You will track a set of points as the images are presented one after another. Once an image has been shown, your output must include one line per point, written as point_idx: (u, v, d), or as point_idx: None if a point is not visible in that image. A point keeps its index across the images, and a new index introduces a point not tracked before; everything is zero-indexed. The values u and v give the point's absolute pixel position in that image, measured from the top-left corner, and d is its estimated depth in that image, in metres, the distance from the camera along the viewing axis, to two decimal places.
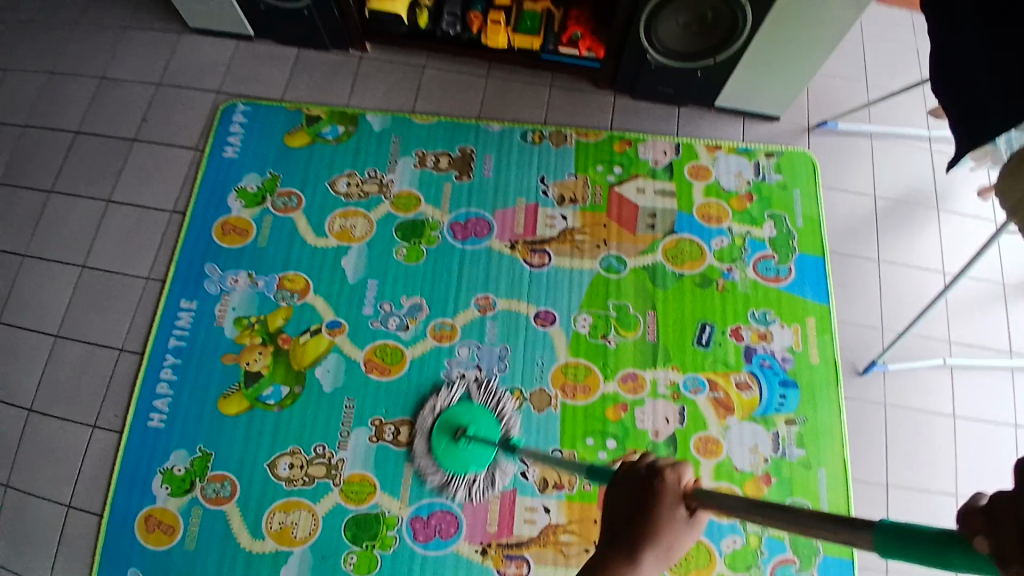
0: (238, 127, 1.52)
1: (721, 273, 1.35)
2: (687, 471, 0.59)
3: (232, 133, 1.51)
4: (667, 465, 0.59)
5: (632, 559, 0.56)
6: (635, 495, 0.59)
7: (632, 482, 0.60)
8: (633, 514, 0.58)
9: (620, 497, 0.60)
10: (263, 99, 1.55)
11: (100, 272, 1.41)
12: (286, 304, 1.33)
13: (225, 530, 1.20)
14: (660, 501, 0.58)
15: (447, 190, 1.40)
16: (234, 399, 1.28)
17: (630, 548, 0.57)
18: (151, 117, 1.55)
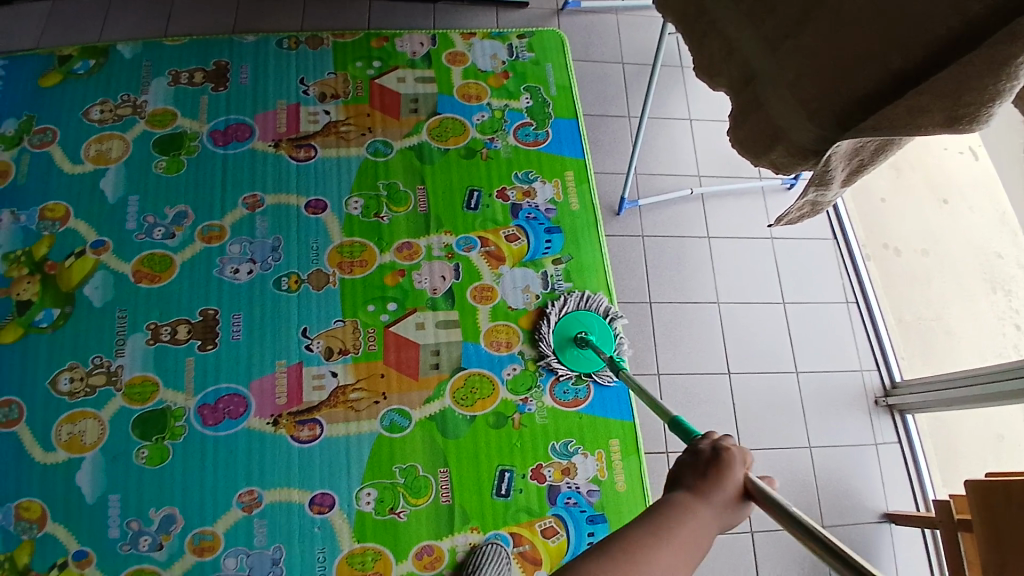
0: None
1: (484, 144, 1.43)
2: (749, 453, 0.56)
3: None
4: (728, 444, 0.56)
5: (701, 499, 0.53)
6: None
7: (696, 458, 0.56)
8: (702, 471, 0.54)
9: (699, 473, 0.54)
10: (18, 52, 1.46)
11: None
12: (49, 233, 1.30)
13: (18, 451, 1.16)
14: (725, 472, 0.54)
15: (204, 102, 1.41)
16: (9, 329, 1.23)
17: (700, 490, 0.53)
18: None
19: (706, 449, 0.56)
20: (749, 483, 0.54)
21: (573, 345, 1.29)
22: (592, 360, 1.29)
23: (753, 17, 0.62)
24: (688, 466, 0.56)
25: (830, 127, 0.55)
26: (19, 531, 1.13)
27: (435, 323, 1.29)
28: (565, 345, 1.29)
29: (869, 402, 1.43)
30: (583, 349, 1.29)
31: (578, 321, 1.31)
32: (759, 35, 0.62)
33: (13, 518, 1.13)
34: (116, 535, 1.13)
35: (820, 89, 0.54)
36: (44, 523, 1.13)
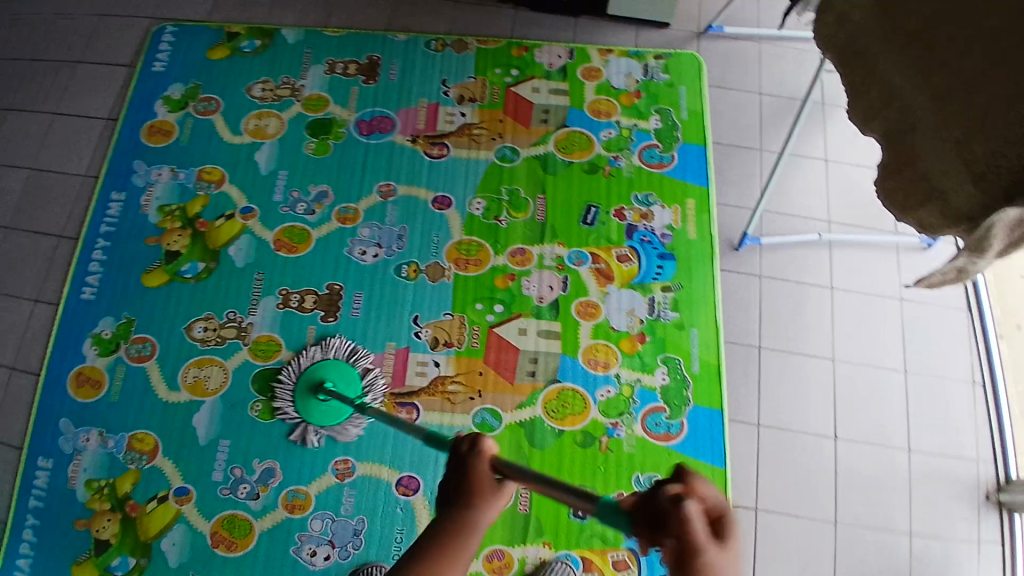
0: (167, 45, 1.61)
1: (608, 161, 1.45)
2: (487, 441, 0.66)
3: (161, 51, 1.60)
4: (470, 437, 0.67)
5: (469, 509, 0.64)
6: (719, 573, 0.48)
7: (456, 456, 0.67)
8: (459, 478, 0.65)
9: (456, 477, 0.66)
10: (191, 21, 1.64)
11: (41, 176, 1.55)
12: (204, 194, 1.45)
13: (142, 385, 1.32)
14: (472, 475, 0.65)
15: (354, 93, 1.52)
16: (156, 273, 1.40)
17: (464, 501, 0.64)
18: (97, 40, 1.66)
19: (462, 448, 0.66)
20: (495, 465, 0.65)
21: (315, 399, 1.28)
22: (335, 410, 1.27)
23: (930, 86, 0.71)
24: (454, 471, 0.66)
25: (994, 194, 0.64)
26: (126, 459, 1.28)
27: (537, 331, 1.33)
28: (305, 400, 1.28)
29: (980, 496, 1.32)
30: (332, 402, 1.27)
31: (326, 370, 1.29)
32: (932, 99, 0.71)
33: (124, 448, 1.28)
34: (218, 480, 1.25)
35: (993, 157, 0.63)
36: (152, 457, 1.27)
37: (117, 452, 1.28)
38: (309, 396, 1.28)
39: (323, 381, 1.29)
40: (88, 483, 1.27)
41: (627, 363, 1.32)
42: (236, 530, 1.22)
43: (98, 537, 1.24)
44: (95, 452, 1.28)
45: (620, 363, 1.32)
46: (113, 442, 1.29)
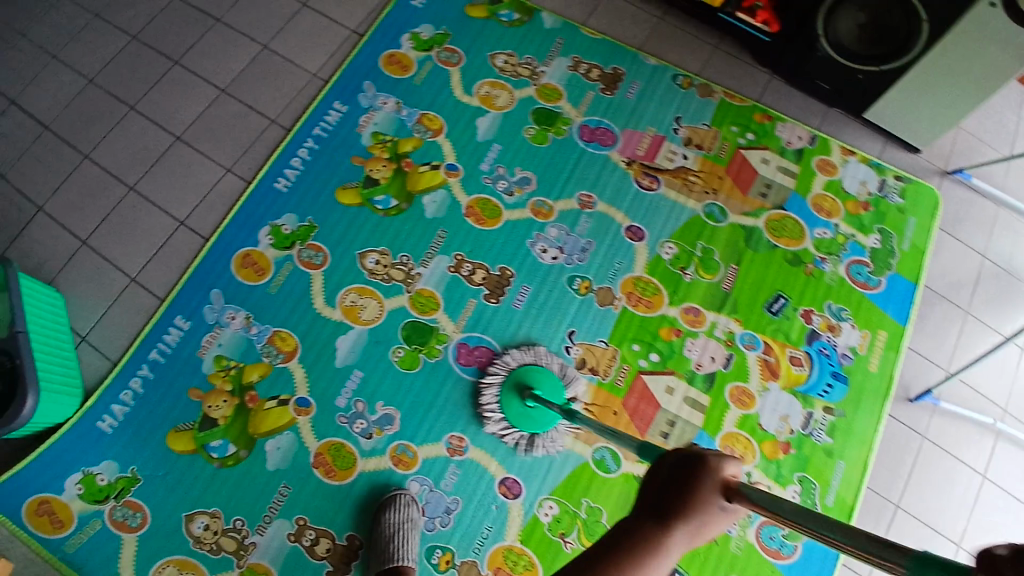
0: None
1: (813, 259, 1.41)
2: (731, 463, 0.59)
3: None
4: (713, 452, 0.59)
5: (666, 529, 0.55)
6: (684, 473, 0.58)
7: (669, 463, 0.59)
8: (669, 494, 0.57)
9: (656, 482, 0.59)
10: None
11: (275, 57, 1.58)
12: (418, 137, 1.48)
13: (302, 290, 1.35)
14: (694, 484, 0.57)
15: (588, 97, 1.52)
16: (351, 193, 1.43)
17: (666, 519, 0.55)
18: None
19: (672, 458, 0.59)
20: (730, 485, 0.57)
21: (519, 403, 1.24)
22: (541, 417, 1.24)
23: None
24: (654, 481, 0.59)
25: None
26: (263, 352, 1.30)
27: (684, 396, 1.30)
28: (481, 378, 1.27)
29: None
30: (537, 409, 1.24)
31: (541, 379, 1.26)
32: None
33: (264, 340, 1.31)
34: (341, 406, 1.28)
35: None
36: (288, 358, 1.30)
37: (256, 342, 1.31)
38: (515, 395, 1.26)
39: (529, 386, 1.25)
40: (219, 359, 1.30)
41: (763, 465, 1.27)
42: (340, 460, 1.24)
43: (210, 412, 1.27)
44: (236, 334, 1.31)
45: (754, 462, 1.27)
46: (256, 331, 1.31)
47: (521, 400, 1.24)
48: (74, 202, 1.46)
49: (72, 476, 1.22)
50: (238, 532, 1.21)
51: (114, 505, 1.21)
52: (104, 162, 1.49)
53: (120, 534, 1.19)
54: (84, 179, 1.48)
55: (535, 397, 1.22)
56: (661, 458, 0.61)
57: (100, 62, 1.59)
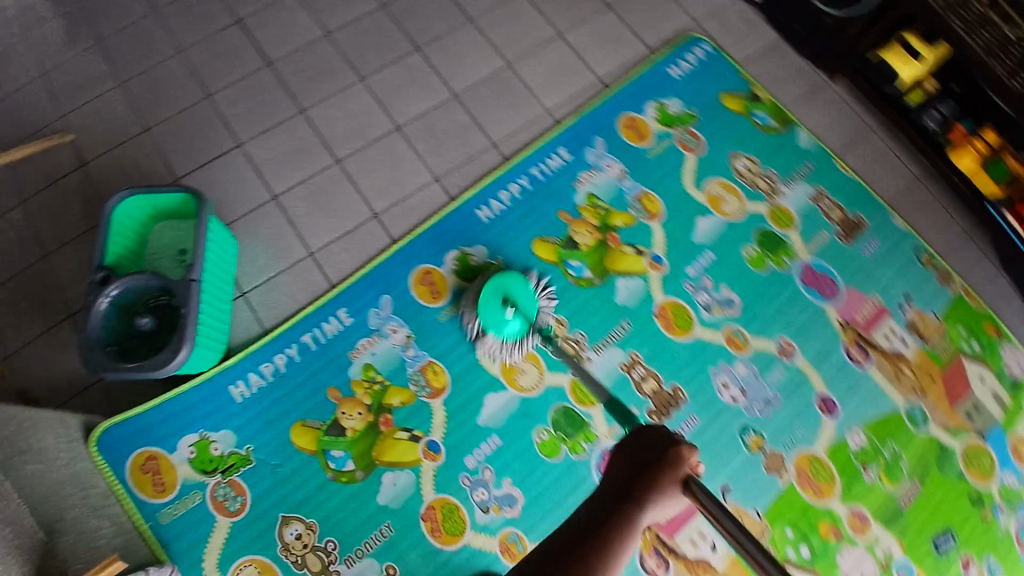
0: (694, 60, 1.52)
1: (993, 505, 1.25)
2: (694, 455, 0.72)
3: (685, 61, 1.52)
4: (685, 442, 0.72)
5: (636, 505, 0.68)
6: (658, 453, 0.71)
7: (648, 441, 0.72)
8: (643, 470, 0.70)
9: (635, 451, 0.72)
10: (727, 54, 1.55)
11: (518, 79, 1.49)
12: (633, 214, 1.37)
13: (468, 331, 1.28)
14: (666, 467, 0.70)
15: (821, 237, 1.39)
16: (547, 247, 1.34)
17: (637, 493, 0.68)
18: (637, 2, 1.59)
19: (656, 437, 0.72)
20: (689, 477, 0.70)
21: (497, 306, 1.24)
22: (514, 329, 1.24)
23: None
24: (630, 446, 0.73)
25: None
26: (411, 378, 1.25)
27: None
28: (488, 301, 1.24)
29: None
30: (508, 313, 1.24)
31: (512, 283, 1.26)
32: None
33: (417, 367, 1.26)
34: (468, 466, 1.20)
35: None
36: (433, 395, 1.24)
37: (408, 364, 1.26)
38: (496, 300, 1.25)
39: (510, 297, 1.25)
40: (366, 368, 1.25)
41: None
42: (451, 523, 1.17)
43: (340, 419, 1.22)
44: (391, 349, 1.27)
45: None
46: (412, 353, 1.26)
47: (500, 308, 1.24)
48: (278, 156, 1.40)
49: (188, 437, 1.17)
50: (327, 555, 1.14)
51: (218, 482, 1.15)
52: (320, 125, 1.42)
53: (216, 515, 1.13)
54: (294, 134, 1.41)
55: (514, 305, 1.24)
56: (631, 433, 0.74)
57: (343, 16, 1.51)
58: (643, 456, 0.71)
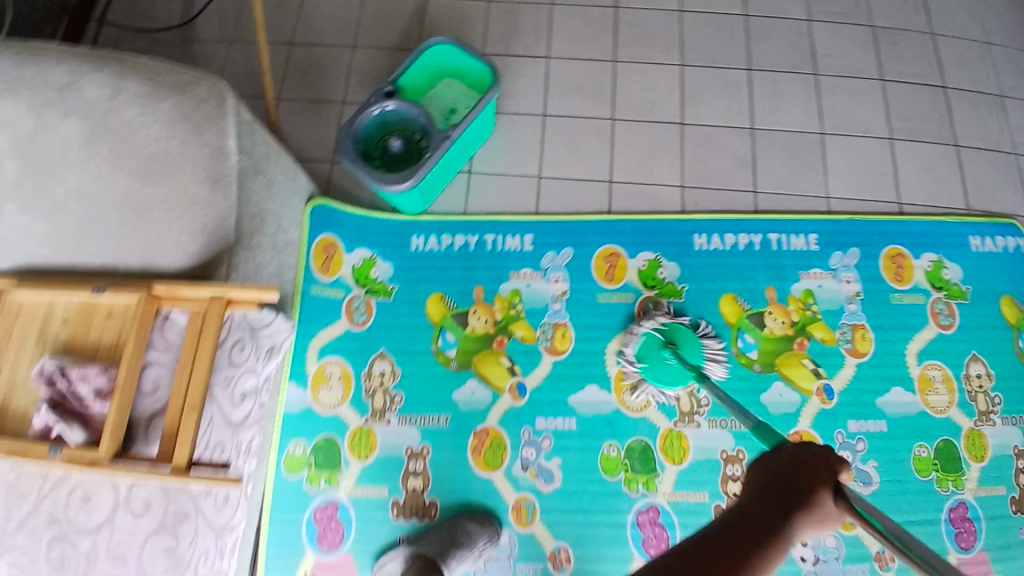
0: (1003, 244, 1.35)
1: None
2: (840, 464, 0.67)
3: (994, 239, 1.35)
4: (816, 447, 0.68)
5: (783, 517, 0.62)
6: (796, 465, 0.66)
7: (803, 458, 0.67)
8: (784, 484, 0.65)
9: (786, 474, 0.66)
10: None
11: (819, 152, 1.40)
12: (835, 336, 1.28)
13: (615, 325, 1.29)
14: (815, 480, 0.64)
15: (999, 489, 1.20)
16: (735, 306, 1.28)
17: (781, 509, 0.63)
18: (985, 161, 1.43)
19: (801, 456, 0.67)
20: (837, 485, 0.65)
21: (659, 348, 1.24)
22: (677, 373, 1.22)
23: None
24: (778, 466, 0.67)
25: None
26: (542, 326, 1.30)
27: None
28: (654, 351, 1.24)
29: None
30: (671, 364, 1.22)
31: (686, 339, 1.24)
32: None
33: (553, 320, 1.30)
34: (535, 424, 1.25)
35: None
36: (550, 352, 1.28)
37: (547, 314, 1.31)
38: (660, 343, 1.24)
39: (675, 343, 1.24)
40: (515, 292, 1.32)
41: None
42: (492, 454, 1.24)
43: (470, 314, 1.32)
44: (544, 293, 1.32)
45: None
46: (557, 308, 1.31)
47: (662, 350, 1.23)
48: (569, 83, 1.45)
49: (363, 249, 1.35)
50: (390, 403, 1.27)
51: (360, 295, 1.33)
52: (620, 80, 1.45)
53: (342, 316, 1.31)
54: (594, 75, 1.45)
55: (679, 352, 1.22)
56: (770, 456, 0.69)
57: (707, 3, 1.51)
58: (783, 476, 0.66)
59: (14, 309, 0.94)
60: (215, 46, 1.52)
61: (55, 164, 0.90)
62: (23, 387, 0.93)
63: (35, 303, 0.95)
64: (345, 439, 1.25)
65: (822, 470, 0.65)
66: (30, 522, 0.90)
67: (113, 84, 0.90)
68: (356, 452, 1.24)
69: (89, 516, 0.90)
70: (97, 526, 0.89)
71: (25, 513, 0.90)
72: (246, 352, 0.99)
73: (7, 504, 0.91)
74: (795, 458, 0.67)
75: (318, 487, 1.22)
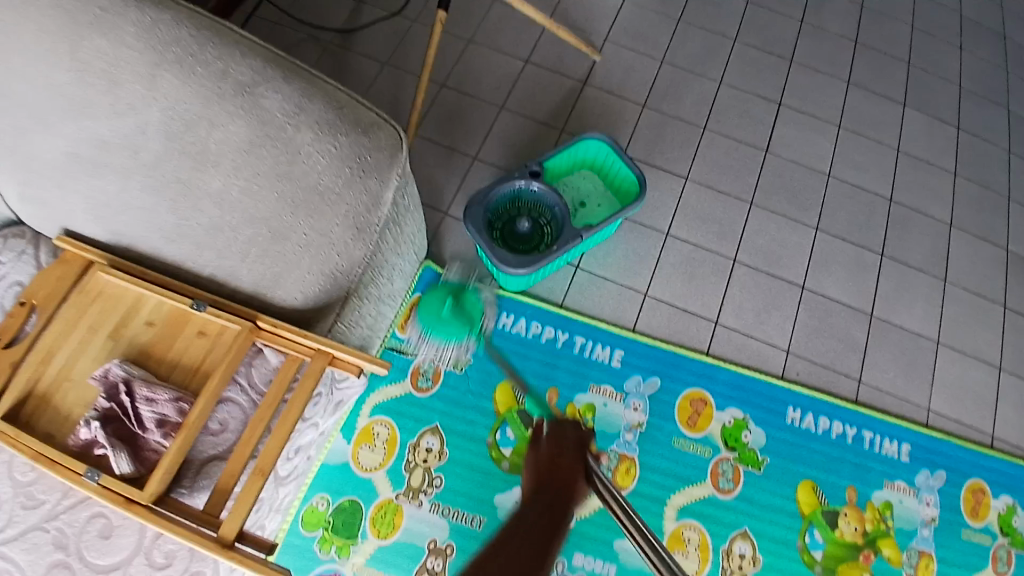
0: None
1: None
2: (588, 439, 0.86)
3: None
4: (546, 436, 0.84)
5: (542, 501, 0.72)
6: (547, 459, 0.80)
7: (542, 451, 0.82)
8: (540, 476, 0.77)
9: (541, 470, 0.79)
10: None
11: (930, 361, 1.35)
12: (902, 559, 1.20)
13: (685, 478, 1.20)
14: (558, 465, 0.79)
15: None
16: (810, 496, 1.21)
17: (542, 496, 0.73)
18: None
19: (541, 454, 0.82)
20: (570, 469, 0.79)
21: (441, 302, 1.21)
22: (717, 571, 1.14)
23: None
24: (537, 461, 0.81)
25: None
26: (608, 452, 1.21)
27: None
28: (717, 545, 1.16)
29: None
30: (451, 319, 1.20)
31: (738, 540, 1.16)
32: None
33: (621, 451, 1.22)
34: (572, 558, 1.14)
35: None
36: (609, 486, 1.19)
37: (617, 442, 1.22)
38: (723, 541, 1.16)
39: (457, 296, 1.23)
40: (588, 407, 1.24)
41: None
42: None
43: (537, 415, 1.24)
44: (619, 418, 1.24)
45: None
46: (628, 439, 1.23)
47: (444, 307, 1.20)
48: (701, 211, 1.42)
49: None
50: (427, 484, 1.19)
51: (431, 359, 1.27)
52: (751, 225, 1.41)
53: (407, 378, 1.25)
54: (728, 211, 1.42)
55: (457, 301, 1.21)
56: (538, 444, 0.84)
57: (855, 175, 1.50)
58: (547, 469, 0.79)
59: (96, 290, 0.89)
60: (366, 61, 1.51)
61: (206, 164, 0.83)
62: (77, 381, 0.84)
63: (123, 291, 0.89)
64: (369, 509, 1.17)
65: (573, 447, 0.82)
66: (32, 536, 0.77)
67: (297, 101, 0.84)
68: (376, 528, 1.16)
69: (103, 555, 0.78)
70: (108, 568, 0.77)
71: (31, 525, 0.78)
72: (318, 407, 0.97)
73: (18, 508, 0.79)
74: (549, 452, 0.81)
75: (327, 553, 1.13)
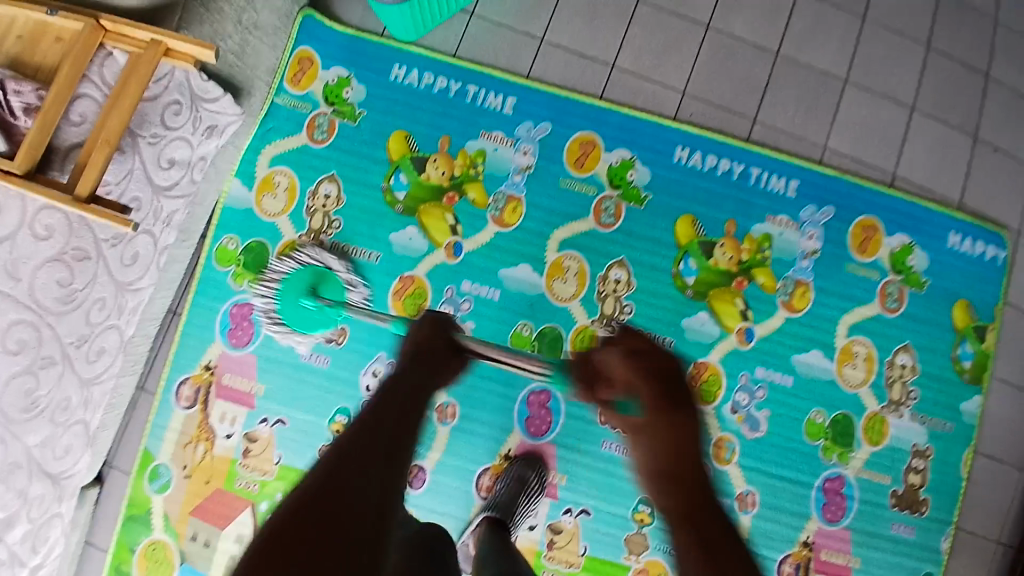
0: (980, 252, 1.30)
1: None
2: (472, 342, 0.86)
3: (972, 243, 1.30)
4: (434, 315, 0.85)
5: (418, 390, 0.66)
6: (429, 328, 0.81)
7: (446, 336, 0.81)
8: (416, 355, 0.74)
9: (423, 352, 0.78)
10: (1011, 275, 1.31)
11: (835, 100, 1.32)
12: (777, 285, 1.26)
13: (569, 213, 1.26)
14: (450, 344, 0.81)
15: (879, 473, 1.26)
16: (691, 229, 1.26)
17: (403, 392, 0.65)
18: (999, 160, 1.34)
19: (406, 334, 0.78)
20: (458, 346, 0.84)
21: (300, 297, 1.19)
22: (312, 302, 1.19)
23: None
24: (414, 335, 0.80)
25: None
26: (496, 194, 1.27)
27: None
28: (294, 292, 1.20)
29: None
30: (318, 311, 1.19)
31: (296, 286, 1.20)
32: None
33: (507, 192, 1.27)
34: (460, 285, 1.26)
35: None
36: (495, 222, 1.26)
37: (505, 184, 1.27)
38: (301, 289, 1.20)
39: (317, 288, 1.21)
40: (479, 153, 1.28)
41: None
42: (411, 301, 1.26)
43: (429, 162, 1.28)
44: (509, 161, 1.28)
45: None
46: (516, 179, 1.27)
47: (303, 295, 1.19)
48: None
49: (340, 69, 1.30)
50: (327, 226, 1.27)
51: (326, 113, 1.29)
52: None
53: (302, 131, 1.28)
54: None
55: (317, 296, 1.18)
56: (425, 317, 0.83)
57: None
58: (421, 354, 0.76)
59: None
60: None
61: None
62: None
63: None
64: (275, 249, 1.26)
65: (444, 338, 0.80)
66: None
67: None
68: None
69: None
70: None
71: None
72: (182, 119, 0.96)
73: None
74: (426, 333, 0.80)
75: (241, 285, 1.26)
